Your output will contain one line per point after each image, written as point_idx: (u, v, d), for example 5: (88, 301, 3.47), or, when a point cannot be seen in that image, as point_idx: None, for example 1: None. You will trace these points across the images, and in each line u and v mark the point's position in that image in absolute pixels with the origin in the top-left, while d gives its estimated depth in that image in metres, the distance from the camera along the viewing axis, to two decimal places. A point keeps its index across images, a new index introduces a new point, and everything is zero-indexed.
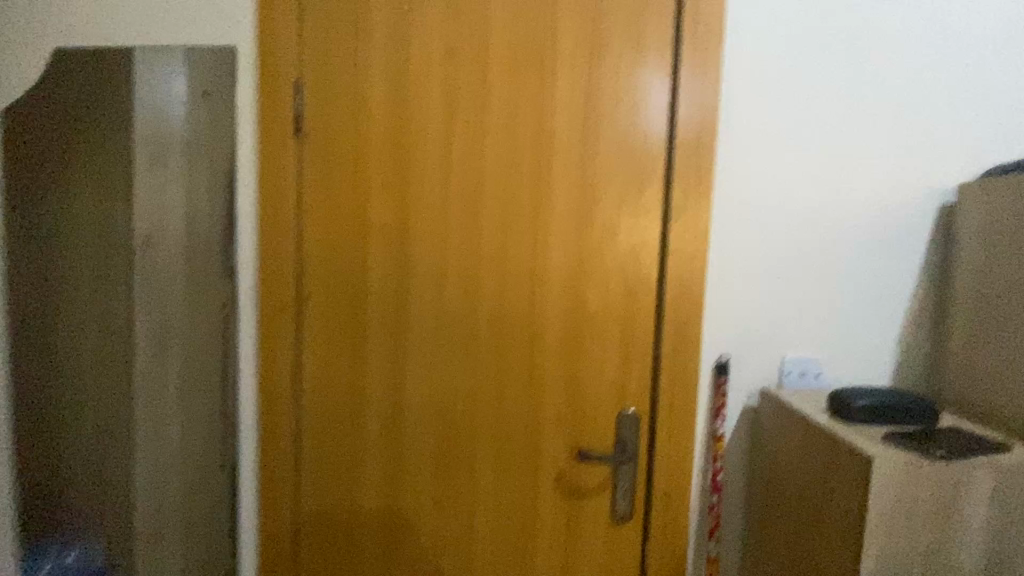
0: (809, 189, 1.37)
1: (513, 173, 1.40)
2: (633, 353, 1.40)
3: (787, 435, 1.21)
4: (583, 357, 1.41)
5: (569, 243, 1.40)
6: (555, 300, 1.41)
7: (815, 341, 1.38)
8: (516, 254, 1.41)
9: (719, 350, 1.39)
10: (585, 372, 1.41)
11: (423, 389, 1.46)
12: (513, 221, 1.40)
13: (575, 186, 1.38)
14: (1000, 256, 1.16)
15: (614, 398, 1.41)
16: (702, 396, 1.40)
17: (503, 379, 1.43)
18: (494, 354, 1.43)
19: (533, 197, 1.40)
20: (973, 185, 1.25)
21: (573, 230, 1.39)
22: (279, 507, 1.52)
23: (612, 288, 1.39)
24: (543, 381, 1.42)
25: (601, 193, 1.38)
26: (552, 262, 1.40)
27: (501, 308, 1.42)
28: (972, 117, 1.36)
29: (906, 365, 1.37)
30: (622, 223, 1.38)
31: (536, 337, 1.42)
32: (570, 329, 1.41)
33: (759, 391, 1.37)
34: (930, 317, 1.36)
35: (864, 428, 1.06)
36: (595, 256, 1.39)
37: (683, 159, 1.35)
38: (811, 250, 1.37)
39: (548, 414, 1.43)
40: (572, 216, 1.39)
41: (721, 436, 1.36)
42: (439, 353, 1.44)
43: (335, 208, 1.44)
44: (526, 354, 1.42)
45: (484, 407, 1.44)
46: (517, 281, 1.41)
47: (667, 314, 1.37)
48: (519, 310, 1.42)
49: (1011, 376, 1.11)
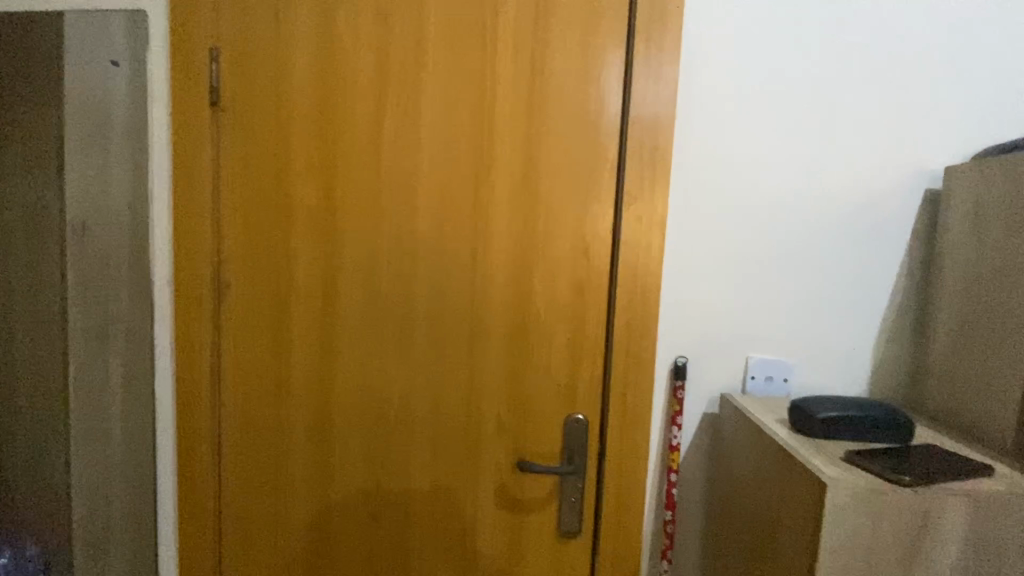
0: (779, 175, 1.23)
1: (450, 155, 1.25)
2: (582, 354, 1.26)
3: (745, 449, 1.08)
4: (528, 358, 1.28)
5: (513, 232, 1.26)
6: (499, 296, 1.27)
7: (783, 343, 1.25)
8: (455, 244, 1.27)
9: (676, 351, 1.26)
10: (530, 375, 1.28)
11: (353, 394, 1.32)
12: (452, 208, 1.26)
13: (521, 169, 1.24)
14: (993, 249, 1.01)
15: (561, 404, 1.28)
16: (657, 401, 1.27)
17: (441, 383, 1.30)
18: (430, 351, 1.30)
19: (473, 182, 1.26)
20: (966, 167, 1.10)
21: (517, 218, 1.25)
22: (200, 516, 1.38)
23: (560, 282, 1.25)
24: (486, 385, 1.29)
25: (548, 177, 1.24)
26: (495, 252, 1.26)
27: (438, 304, 1.29)
28: (967, 93, 1.20)
29: (884, 367, 1.23)
30: (571, 210, 1.24)
31: (477, 337, 1.28)
32: (514, 326, 1.27)
33: (720, 397, 1.24)
34: (913, 320, 1.22)
35: (826, 444, 0.93)
36: (542, 246, 1.25)
37: (638, 138, 1.20)
38: (781, 242, 1.24)
39: (489, 421, 1.30)
40: (517, 201, 1.25)
41: (676, 447, 1.24)
42: (371, 354, 1.31)
43: (257, 192, 1.30)
44: (467, 355, 1.29)
45: (420, 413, 1.31)
46: (457, 274, 1.28)
47: (619, 311, 1.24)
48: (459, 306, 1.28)
49: (994, 384, 0.98)
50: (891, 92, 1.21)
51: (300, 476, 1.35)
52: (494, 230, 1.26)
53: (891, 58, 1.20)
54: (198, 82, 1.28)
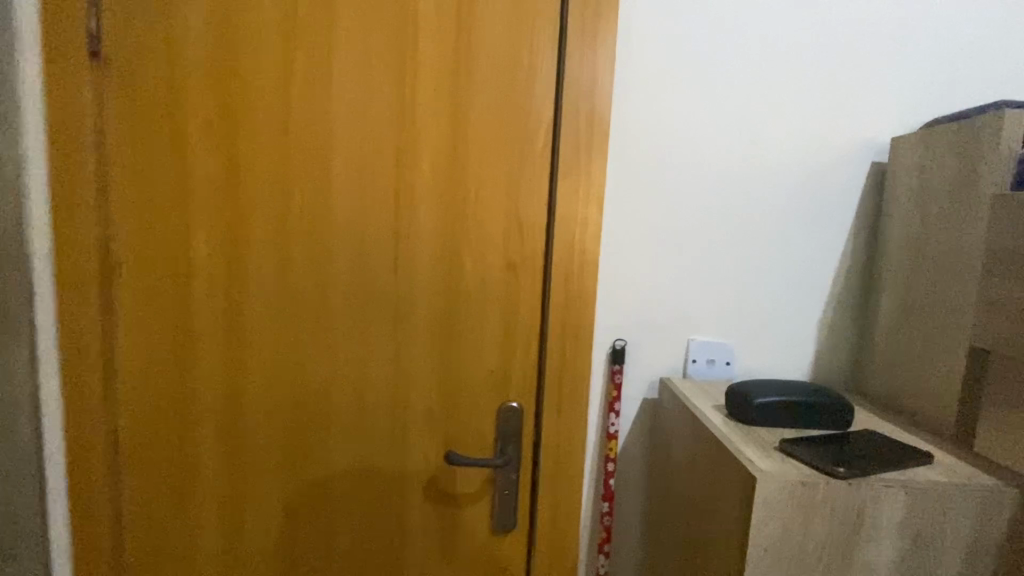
0: (722, 145, 1.15)
1: (368, 119, 1.13)
2: (515, 339, 1.17)
3: (682, 437, 1.01)
4: (457, 344, 1.18)
5: (440, 206, 1.14)
6: (426, 276, 1.16)
7: (725, 324, 1.19)
8: (375, 220, 1.15)
9: (615, 334, 1.18)
10: (461, 362, 1.18)
11: (266, 386, 1.20)
12: (371, 179, 1.14)
13: (446, 136, 1.13)
14: (935, 223, 0.96)
15: (494, 392, 1.18)
16: (595, 387, 1.20)
17: (363, 372, 1.19)
18: (350, 335, 1.18)
19: (393, 149, 1.13)
20: (910, 136, 1.05)
21: (444, 190, 1.14)
22: (93, 523, 1.23)
23: (491, 260, 1.15)
24: (411, 374, 1.19)
25: (478, 144, 1.13)
26: (420, 227, 1.15)
27: (357, 286, 1.17)
28: (913, 61, 1.15)
29: (828, 348, 1.18)
30: (502, 180, 1.13)
31: (401, 322, 1.18)
32: (443, 309, 1.17)
33: (659, 381, 1.18)
34: (857, 300, 1.17)
35: (761, 431, 0.87)
36: (471, 220, 1.14)
37: (572, 103, 1.11)
38: (724, 217, 1.17)
39: (417, 411, 1.20)
40: (444, 171, 1.14)
41: (613, 435, 1.17)
42: (284, 341, 1.19)
43: (147, 159, 1.15)
44: (390, 341, 1.18)
45: (339, 405, 1.20)
46: (379, 253, 1.16)
47: (554, 291, 1.14)
48: (382, 288, 1.17)
49: (934, 364, 0.93)
50: (837, 58, 1.14)
51: (209, 477, 1.23)
52: (419, 204, 1.15)
53: (836, 22, 1.14)
54: (70, 28, 1.10)
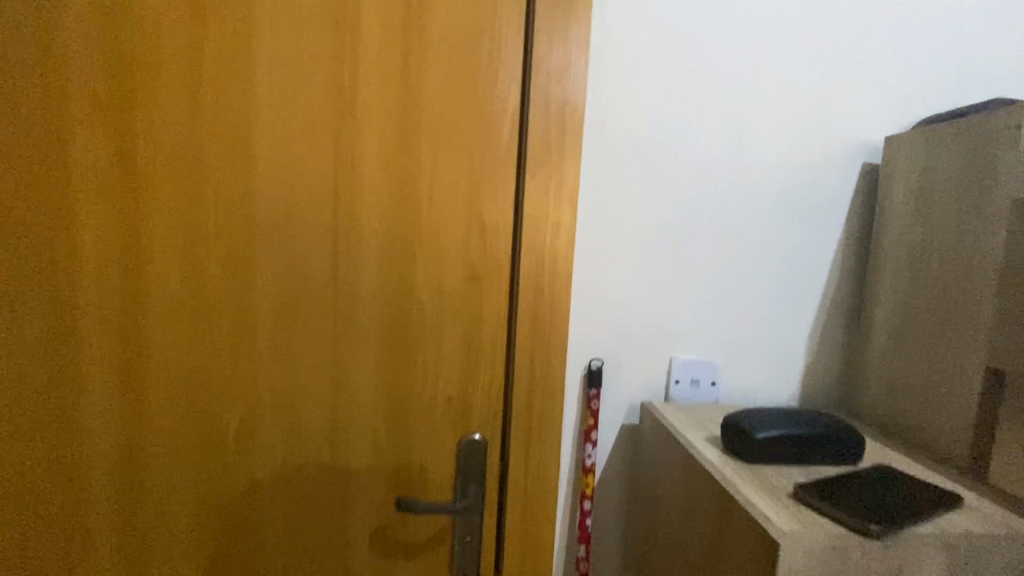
0: (706, 142, 1.04)
1: (297, 100, 0.93)
2: (478, 361, 1.00)
3: (672, 473, 0.89)
4: (410, 369, 1.00)
5: (387, 206, 0.96)
6: (371, 290, 0.98)
7: (710, 340, 1.07)
8: (308, 223, 0.95)
9: (591, 353, 1.05)
10: (414, 391, 1.01)
11: (173, 428, 0.98)
12: (301, 173, 0.94)
13: (394, 124, 0.95)
14: (941, 230, 0.87)
15: (453, 423, 1.02)
16: (569, 414, 1.06)
17: (296, 406, 0.99)
18: (277, 362, 0.98)
19: (329, 137, 0.94)
20: (909, 134, 0.96)
21: (392, 187, 0.96)
22: None
23: (449, 270, 0.98)
24: (356, 407, 1.00)
25: (432, 133, 0.95)
26: (363, 230, 0.96)
27: (287, 303, 0.97)
28: (907, 53, 1.06)
29: (817, 364, 1.08)
30: (461, 176, 0.96)
31: (342, 345, 0.99)
32: (392, 328, 0.99)
33: (641, 406, 1.05)
34: (848, 312, 1.08)
35: (767, 472, 0.75)
36: (425, 222, 0.97)
37: (542, 87, 0.95)
38: (708, 222, 1.06)
39: (361, 449, 1.01)
40: (391, 165, 0.95)
41: (590, 469, 1.03)
42: (195, 372, 0.97)
43: (12, 147, 0.91)
44: (329, 369, 0.99)
45: (267, 447, 1.00)
46: (313, 263, 0.96)
47: (523, 306, 0.99)
48: (317, 305, 0.98)
49: (942, 387, 0.84)
50: (827, 49, 1.05)
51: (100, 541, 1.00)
52: (362, 203, 0.96)
53: (827, 9, 1.04)
54: None
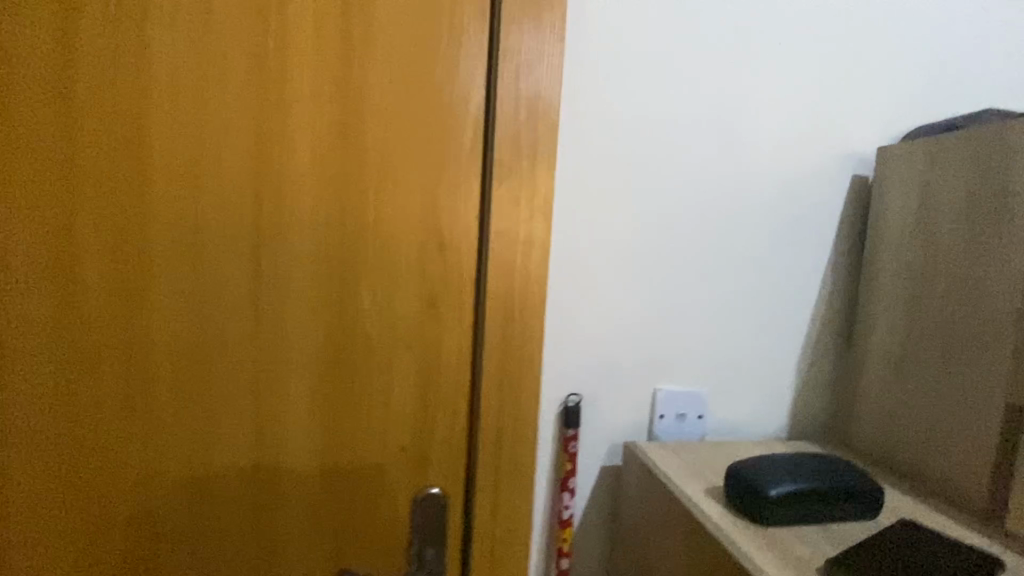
0: (692, 151, 0.94)
1: (203, 83, 0.73)
2: (435, 404, 0.83)
3: (667, 532, 0.76)
4: (351, 418, 0.81)
5: (322, 219, 0.77)
6: (303, 322, 0.78)
7: (695, 369, 0.97)
8: (218, 239, 0.75)
9: (567, 388, 0.92)
10: (358, 444, 0.82)
11: (41, 503, 0.75)
12: (209, 176, 0.74)
13: (329, 117, 0.76)
14: (951, 251, 0.79)
15: (405, 482, 0.84)
16: (542, 458, 0.92)
17: (205, 471, 0.78)
18: (181, 418, 0.77)
19: (246, 131, 0.74)
20: (907, 146, 0.89)
21: (327, 195, 0.77)
22: None
23: (400, 295, 0.80)
24: (285, 468, 0.80)
25: (378, 130, 0.77)
26: (292, 248, 0.77)
27: (192, 342, 0.76)
28: (903, 57, 0.98)
29: (806, 391, 1.00)
30: (414, 182, 0.79)
31: (266, 393, 0.78)
32: (330, 369, 0.80)
33: (623, 446, 0.93)
34: (837, 335, 1.00)
35: (785, 538, 0.64)
36: (370, 237, 0.78)
37: (513, 76, 0.79)
38: (693, 239, 0.96)
39: (292, 520, 0.81)
40: (325, 168, 0.77)
41: (568, 522, 0.90)
42: (69, 432, 0.75)
43: None
44: (249, 422, 0.78)
45: (167, 525, 0.78)
46: (226, 289, 0.76)
47: (490, 339, 0.82)
48: (231, 342, 0.77)
49: (953, 423, 0.76)
50: (818, 51, 0.96)
51: None
52: (288, 214, 0.76)
53: (817, 9, 0.96)
54: None
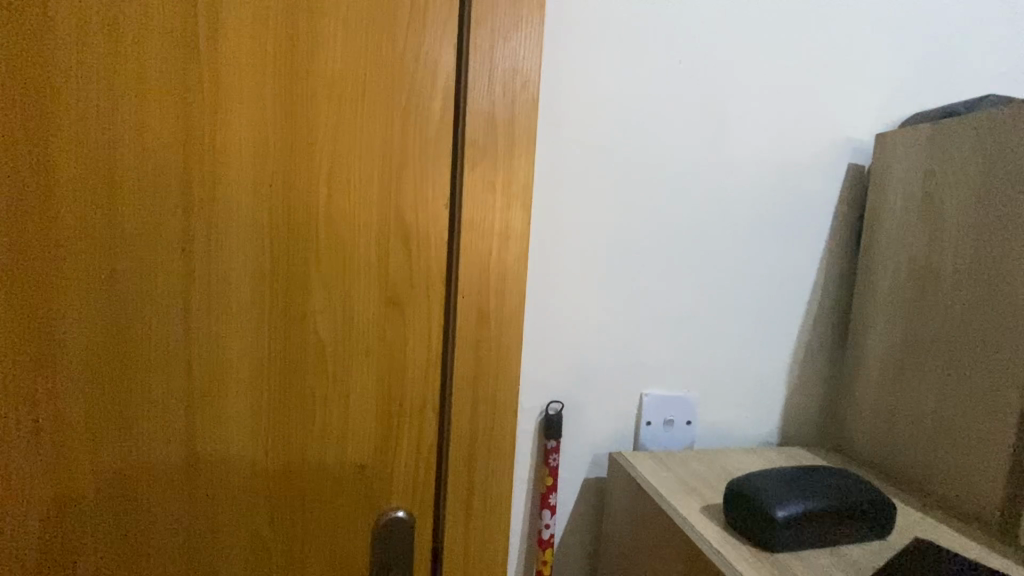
0: (681, 135, 0.87)
1: (116, 40, 0.61)
2: (397, 415, 0.73)
3: (658, 554, 0.69)
4: (302, 435, 0.71)
5: (263, 206, 0.66)
6: (243, 325, 0.67)
7: (684, 371, 0.90)
8: (139, 228, 0.63)
9: (547, 395, 0.84)
10: (310, 465, 0.71)
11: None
12: (126, 153, 0.62)
13: (271, 84, 0.65)
14: (958, 244, 0.74)
15: (366, 506, 0.74)
16: (519, 472, 0.83)
17: (127, 500, 0.67)
18: (92, 435, 0.65)
19: (168, 100, 0.63)
20: (909, 132, 0.83)
21: (270, 177, 0.66)
22: None
23: (357, 293, 0.70)
24: (225, 493, 0.69)
25: (330, 101, 0.66)
26: (227, 238, 0.66)
27: (105, 346, 0.64)
28: (900, 39, 0.92)
29: (799, 392, 0.95)
30: (372, 164, 0.68)
31: (200, 407, 0.67)
32: (274, 377, 0.69)
33: (608, 456, 0.85)
34: (832, 332, 0.95)
35: (794, 565, 0.57)
36: (319, 225, 0.68)
37: (487, 44, 0.69)
38: (683, 230, 0.88)
39: (230, 550, 0.70)
40: (267, 145, 0.65)
41: (548, 541, 0.82)
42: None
43: None
44: (181, 441, 0.67)
45: (83, 562, 0.67)
46: (149, 287, 0.64)
47: (462, 343, 0.73)
48: (158, 348, 0.65)
49: (961, 428, 0.71)
50: (815, 30, 0.90)
51: None
52: (222, 200, 0.65)
53: None
54: None
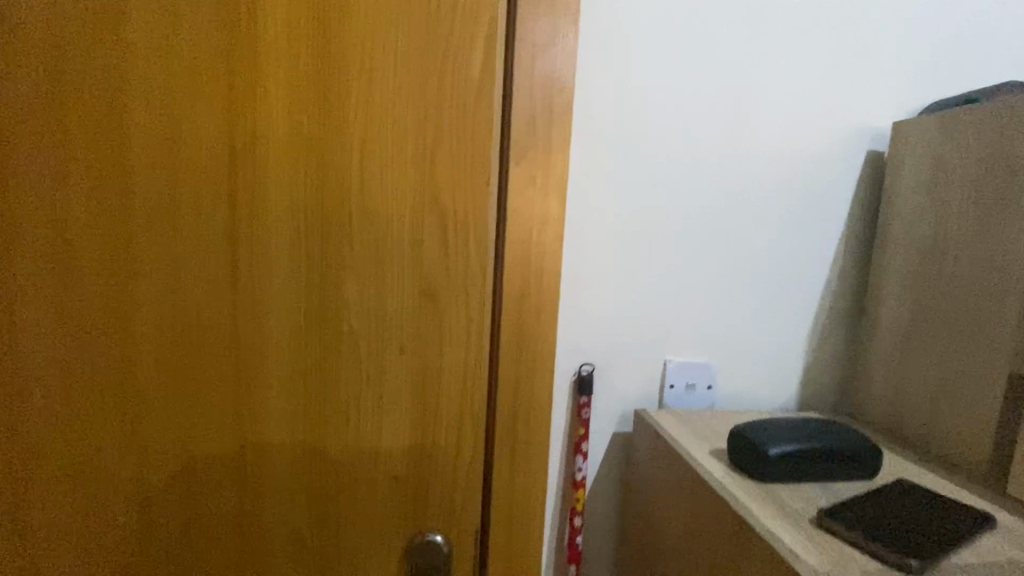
0: (703, 129, 0.97)
1: (209, 95, 0.75)
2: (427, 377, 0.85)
3: (673, 490, 0.80)
4: (346, 426, 0.83)
5: (317, 228, 0.79)
6: (294, 335, 0.81)
7: (706, 342, 1.00)
8: (209, 245, 0.78)
9: (580, 358, 0.97)
10: (352, 450, 0.84)
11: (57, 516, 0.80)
12: (210, 196, 0.77)
13: (323, 121, 0.78)
14: (959, 223, 0.81)
15: (403, 489, 0.85)
16: (556, 424, 0.97)
17: (199, 444, 0.81)
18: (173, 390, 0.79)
19: (250, 136, 0.77)
20: (921, 120, 0.89)
21: (310, 194, 0.79)
22: None
23: (395, 273, 0.82)
24: (276, 442, 0.82)
25: (377, 128, 0.79)
26: (282, 226, 0.79)
27: (182, 316, 0.78)
28: (920, 32, 0.98)
29: (816, 362, 1.03)
30: (410, 162, 0.80)
31: (261, 371, 0.81)
32: (322, 343, 0.81)
33: (633, 413, 0.97)
34: (848, 308, 1.02)
35: (782, 493, 0.67)
36: (365, 216, 0.80)
37: (527, 61, 0.82)
38: (705, 215, 0.98)
39: (285, 492, 0.83)
40: (323, 175, 0.79)
41: (581, 483, 0.95)
42: (82, 448, 0.79)
43: None
44: (252, 431, 0.82)
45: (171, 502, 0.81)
46: (219, 280, 0.78)
47: (506, 311, 0.86)
48: (225, 331, 0.79)
49: (957, 391, 0.79)
50: (833, 27, 0.97)
51: None
52: (277, 194, 0.78)
53: None
54: None
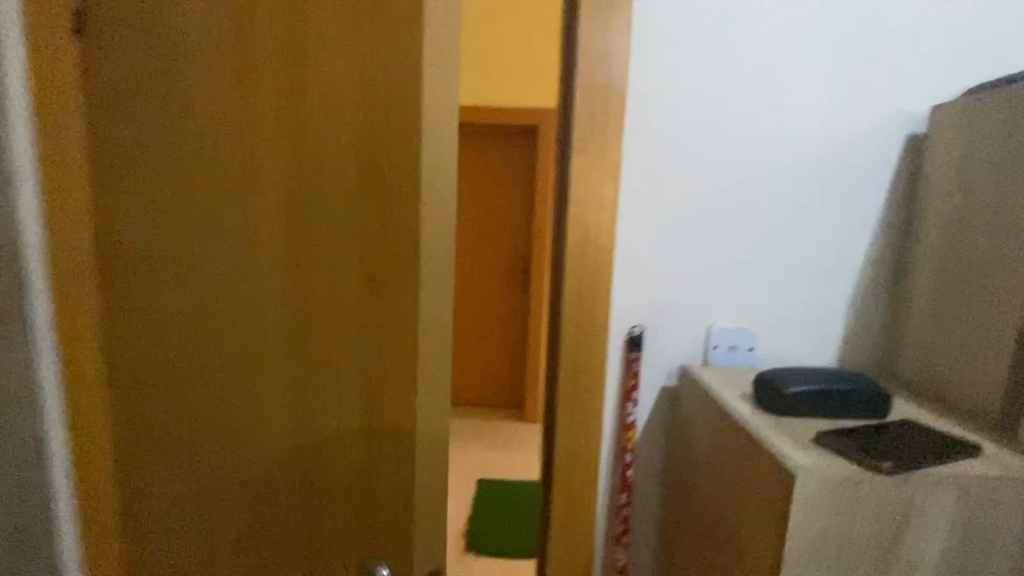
0: (747, 117, 1.07)
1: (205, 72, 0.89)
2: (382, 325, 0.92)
3: (707, 426, 0.96)
4: (320, 362, 0.95)
5: (287, 183, 0.91)
6: (275, 269, 0.93)
7: (747, 309, 1.13)
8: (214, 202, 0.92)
9: (631, 321, 1.12)
10: (331, 387, 0.95)
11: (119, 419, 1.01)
12: (198, 152, 0.91)
13: (285, 100, 0.88)
14: (981, 197, 0.88)
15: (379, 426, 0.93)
16: (610, 376, 1.14)
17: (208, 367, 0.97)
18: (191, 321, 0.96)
19: (234, 98, 0.89)
20: (955, 103, 0.96)
21: (291, 158, 0.90)
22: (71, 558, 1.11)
23: (367, 230, 0.90)
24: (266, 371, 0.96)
25: (346, 100, 0.87)
26: (267, 189, 0.91)
27: (194, 258, 0.94)
28: (956, 21, 1.05)
29: (857, 329, 1.12)
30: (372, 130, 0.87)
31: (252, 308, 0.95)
32: (303, 289, 0.94)
33: (679, 369, 1.12)
34: (888, 279, 1.11)
35: (793, 422, 0.81)
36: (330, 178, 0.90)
37: (585, 75, 1.02)
38: (746, 194, 1.10)
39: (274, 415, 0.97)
40: (296, 141, 0.90)
41: (631, 425, 1.11)
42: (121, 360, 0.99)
43: None
44: (259, 371, 0.97)
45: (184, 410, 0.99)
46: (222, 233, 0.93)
47: (568, 278, 1.07)
48: (226, 275, 0.94)
49: (974, 348, 0.87)
50: (873, 20, 1.05)
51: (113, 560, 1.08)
52: (263, 160, 0.90)
53: None
54: None
